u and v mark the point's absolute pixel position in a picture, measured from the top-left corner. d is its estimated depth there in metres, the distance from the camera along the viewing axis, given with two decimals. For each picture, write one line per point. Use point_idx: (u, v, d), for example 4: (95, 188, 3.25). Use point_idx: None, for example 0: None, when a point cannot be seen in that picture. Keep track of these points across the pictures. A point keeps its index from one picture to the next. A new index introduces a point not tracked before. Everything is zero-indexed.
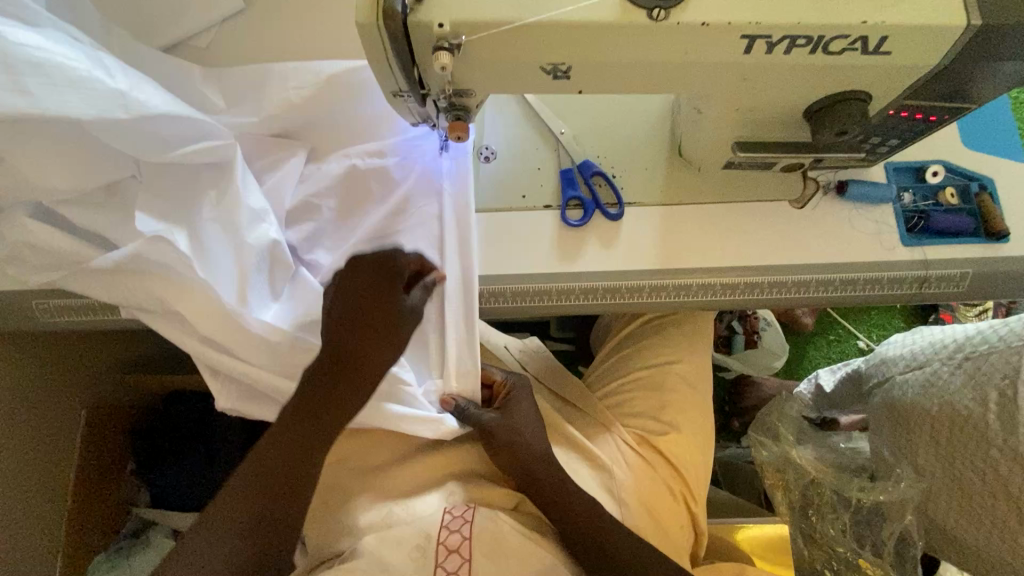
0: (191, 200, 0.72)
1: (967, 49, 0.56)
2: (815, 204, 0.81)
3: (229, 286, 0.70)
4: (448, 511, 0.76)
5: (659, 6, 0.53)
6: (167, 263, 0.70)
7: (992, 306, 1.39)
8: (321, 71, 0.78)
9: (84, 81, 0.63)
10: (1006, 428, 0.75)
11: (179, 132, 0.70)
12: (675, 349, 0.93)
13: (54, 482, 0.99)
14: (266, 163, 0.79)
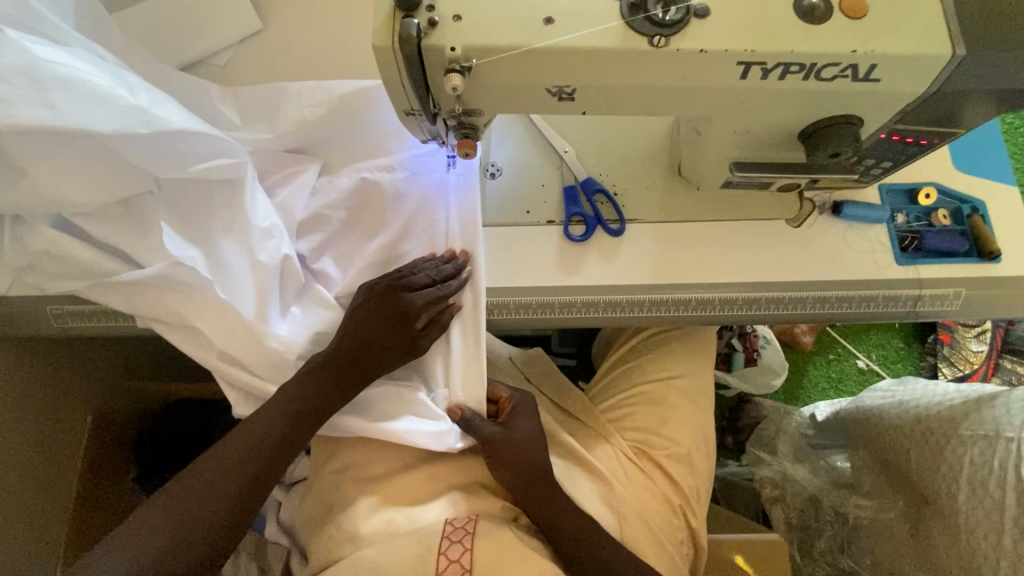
0: (210, 218, 0.76)
1: (953, 76, 0.58)
2: (811, 223, 0.84)
3: (246, 301, 0.74)
4: (449, 522, 0.77)
5: (659, 34, 0.56)
6: (188, 283, 0.74)
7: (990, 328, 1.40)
8: (335, 91, 0.82)
9: (106, 96, 0.66)
10: (952, 473, 0.82)
11: (197, 150, 0.73)
12: (675, 363, 0.95)
13: (56, 488, 1.00)
14: (279, 178, 0.82)
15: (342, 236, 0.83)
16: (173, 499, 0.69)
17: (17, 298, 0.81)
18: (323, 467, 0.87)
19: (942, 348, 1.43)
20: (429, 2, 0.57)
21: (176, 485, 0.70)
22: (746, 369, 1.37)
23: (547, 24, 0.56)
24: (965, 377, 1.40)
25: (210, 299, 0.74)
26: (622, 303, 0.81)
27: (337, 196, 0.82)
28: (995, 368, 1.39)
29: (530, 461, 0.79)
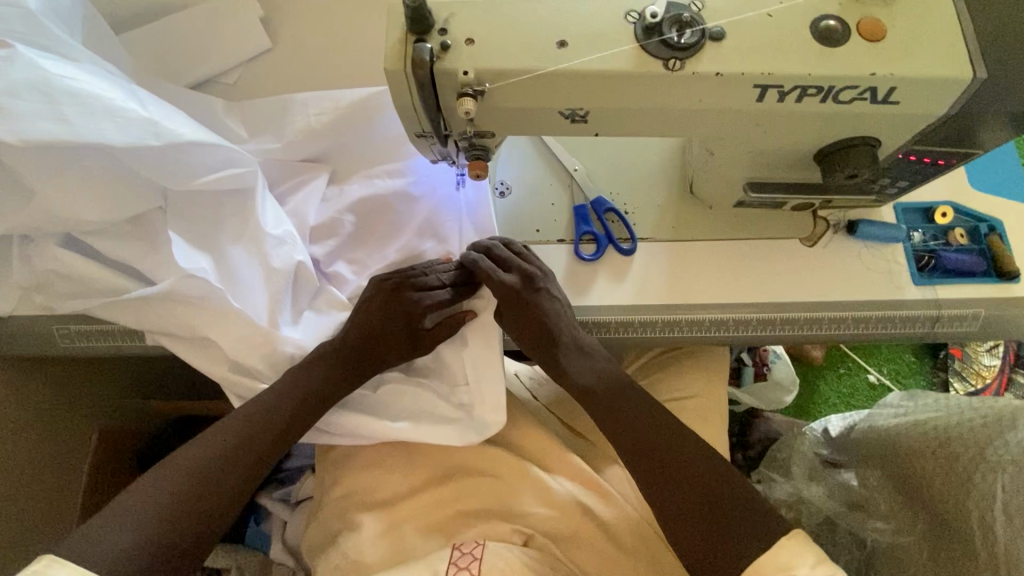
0: (217, 228, 0.75)
1: (974, 99, 0.57)
2: (826, 243, 0.82)
3: (259, 310, 0.74)
4: (457, 548, 0.76)
5: (675, 57, 0.55)
6: (196, 295, 0.72)
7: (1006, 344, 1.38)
8: (342, 99, 0.81)
9: (121, 112, 0.66)
10: (983, 494, 0.82)
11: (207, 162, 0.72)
12: (687, 383, 0.93)
13: (61, 506, 0.99)
14: (287, 185, 0.82)
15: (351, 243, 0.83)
16: (172, 471, 0.67)
17: (25, 317, 0.80)
18: (330, 489, 0.86)
19: (957, 364, 1.41)
20: (441, 26, 0.57)
21: (176, 458, 0.69)
22: (756, 384, 1.35)
23: (561, 48, 0.56)
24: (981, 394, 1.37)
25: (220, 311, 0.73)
26: (633, 323, 0.80)
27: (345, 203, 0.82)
28: (1011, 384, 1.36)
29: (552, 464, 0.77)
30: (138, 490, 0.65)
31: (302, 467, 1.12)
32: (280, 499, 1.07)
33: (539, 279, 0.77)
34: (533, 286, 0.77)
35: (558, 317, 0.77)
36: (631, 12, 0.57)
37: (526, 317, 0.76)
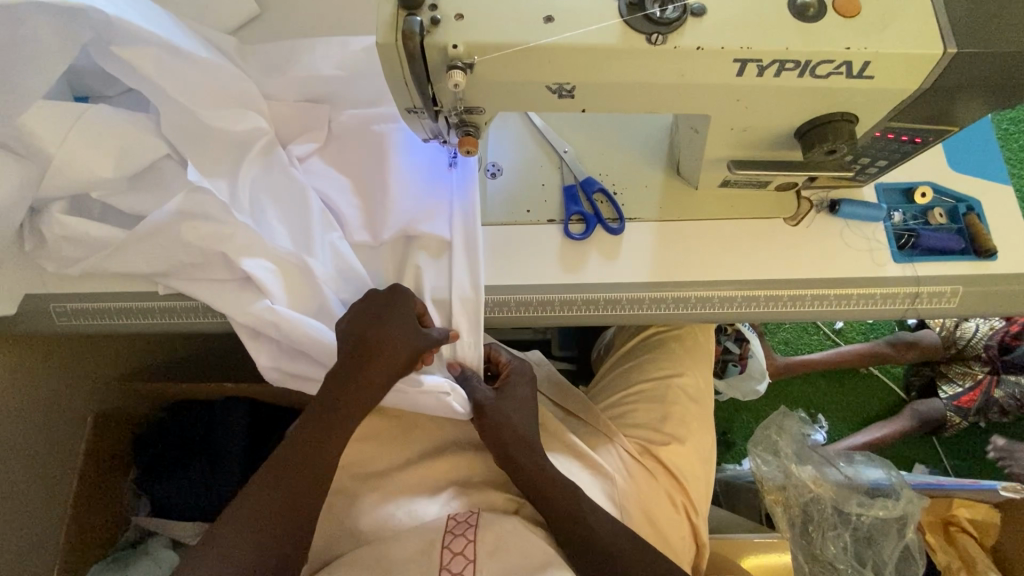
0: (234, 167, 0.82)
1: (946, 73, 0.59)
2: (809, 222, 0.85)
3: (254, 259, 0.78)
4: (453, 518, 0.77)
5: (657, 32, 0.57)
6: (211, 216, 0.79)
7: (981, 346, 1.40)
8: (346, 47, 0.88)
9: (163, 57, 0.78)
10: None
11: (224, 94, 0.83)
12: (676, 363, 0.95)
13: (58, 485, 1.00)
14: (299, 128, 0.88)
15: (362, 187, 0.86)
16: (245, 503, 0.76)
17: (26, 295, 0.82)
18: None
19: (940, 364, 1.47)
20: (431, 1, 0.58)
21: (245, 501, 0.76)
22: (736, 377, 1.36)
23: (547, 23, 0.58)
24: (966, 393, 1.42)
25: (234, 234, 0.78)
26: (622, 300, 0.82)
27: (355, 150, 0.88)
28: (997, 382, 1.40)
29: (515, 432, 0.80)
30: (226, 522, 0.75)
31: None
32: None
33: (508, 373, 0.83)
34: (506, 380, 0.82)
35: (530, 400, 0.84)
36: None
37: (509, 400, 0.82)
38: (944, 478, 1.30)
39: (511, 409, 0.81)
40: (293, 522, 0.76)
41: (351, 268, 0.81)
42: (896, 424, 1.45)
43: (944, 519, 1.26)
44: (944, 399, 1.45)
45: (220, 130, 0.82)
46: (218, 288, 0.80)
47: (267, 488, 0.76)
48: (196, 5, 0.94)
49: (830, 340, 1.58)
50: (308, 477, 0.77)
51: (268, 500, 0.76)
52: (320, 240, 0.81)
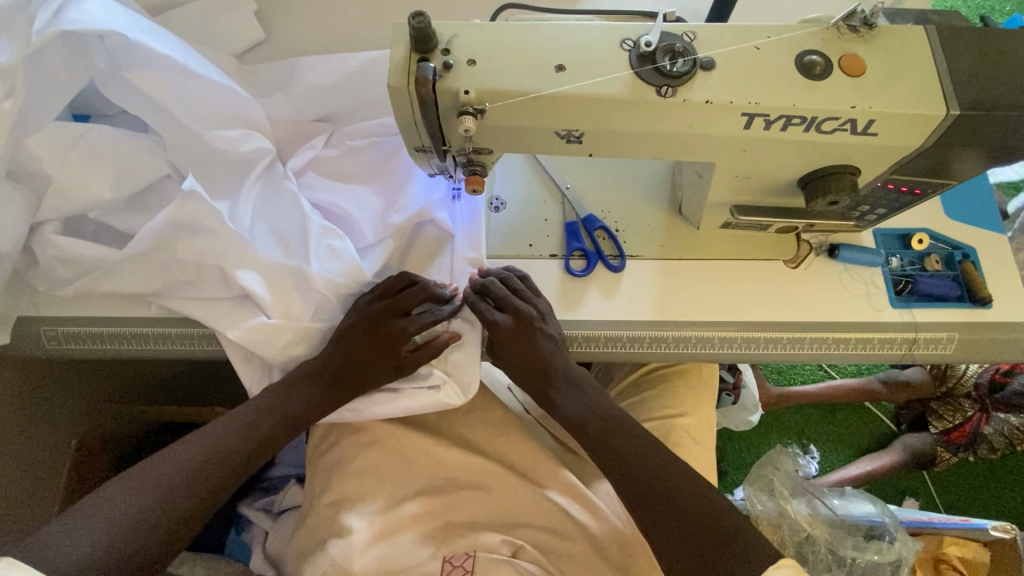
0: (235, 185, 0.82)
1: (947, 133, 0.60)
2: (808, 265, 0.85)
3: (251, 271, 0.77)
4: (448, 561, 0.80)
5: (667, 84, 0.58)
6: (204, 232, 0.76)
7: (971, 383, 1.40)
8: (347, 62, 0.88)
9: (173, 79, 0.77)
10: None
11: (225, 115, 0.82)
12: (674, 400, 0.95)
13: (39, 510, 0.97)
14: (299, 145, 0.89)
15: (360, 197, 0.85)
16: (196, 440, 0.75)
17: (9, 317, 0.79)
18: (318, 496, 0.86)
19: (932, 400, 1.46)
20: (444, 46, 0.59)
21: (196, 438, 0.75)
22: (728, 407, 1.36)
23: (559, 71, 0.58)
24: (955, 430, 1.42)
25: (227, 243, 0.76)
26: (622, 338, 0.81)
27: (357, 169, 0.88)
28: (987, 420, 1.39)
29: (554, 359, 0.79)
30: (170, 455, 0.73)
31: (289, 475, 1.17)
32: (262, 508, 1.10)
33: (534, 317, 0.79)
34: (530, 325, 0.79)
35: (553, 355, 0.79)
36: (626, 40, 0.59)
37: (526, 348, 0.79)
38: (935, 515, 1.30)
39: (531, 347, 0.79)
40: (223, 463, 0.74)
41: (346, 277, 0.79)
42: (886, 458, 1.46)
43: (934, 556, 1.25)
44: (933, 433, 1.45)
45: (221, 151, 0.81)
46: (214, 315, 0.79)
47: (224, 429, 0.76)
48: (201, 26, 0.93)
49: (823, 371, 1.59)
50: (243, 433, 0.76)
51: (195, 446, 0.74)
52: (315, 244, 0.78)
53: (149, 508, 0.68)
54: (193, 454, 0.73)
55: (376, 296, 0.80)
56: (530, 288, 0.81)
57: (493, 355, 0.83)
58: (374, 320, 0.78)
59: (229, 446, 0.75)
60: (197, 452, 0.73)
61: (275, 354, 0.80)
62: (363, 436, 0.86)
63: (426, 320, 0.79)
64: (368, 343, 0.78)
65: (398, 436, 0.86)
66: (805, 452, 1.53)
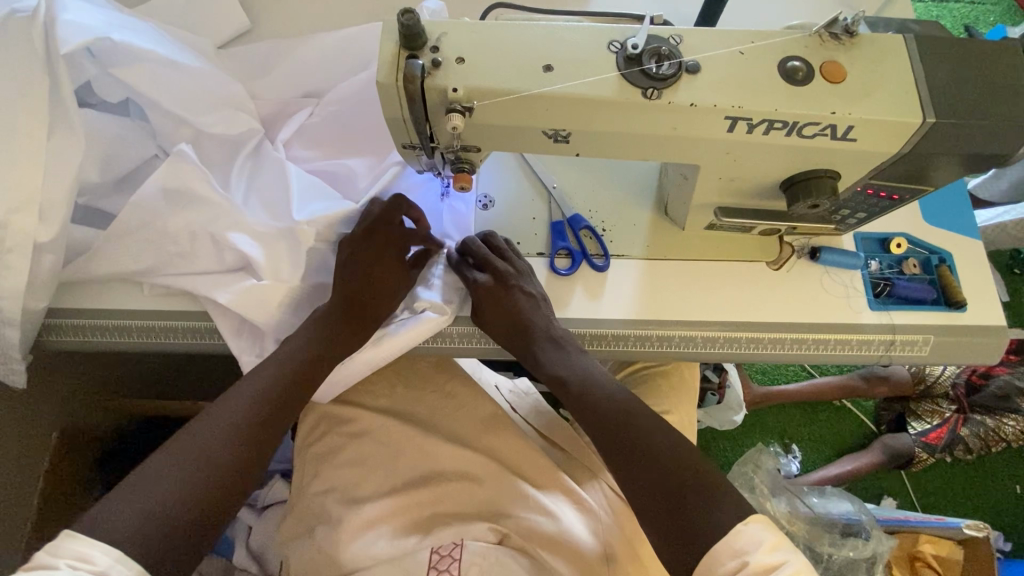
0: (225, 165, 0.84)
1: (924, 140, 0.62)
2: (790, 267, 0.87)
3: (242, 233, 0.77)
4: (436, 552, 0.79)
5: (653, 86, 0.59)
6: (192, 205, 0.77)
7: (950, 383, 1.48)
8: (330, 40, 0.89)
9: (157, 71, 0.79)
10: None
11: (209, 94, 0.83)
12: (658, 398, 0.96)
13: (29, 506, 0.95)
14: (284, 122, 0.90)
15: (347, 164, 0.87)
16: (225, 402, 0.72)
17: (27, 335, 0.75)
18: (304, 489, 0.86)
19: (911, 401, 1.52)
20: (433, 43, 0.59)
21: (223, 401, 0.72)
22: (714, 406, 1.40)
23: (547, 71, 0.59)
24: (934, 430, 1.48)
25: (218, 209, 0.77)
26: (606, 337, 0.83)
27: (342, 144, 0.89)
28: (963, 421, 1.47)
29: (534, 313, 0.81)
30: (201, 420, 0.70)
31: (272, 471, 1.18)
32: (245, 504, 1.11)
33: (511, 277, 0.81)
34: (506, 284, 0.81)
35: (532, 311, 0.81)
36: (613, 43, 0.60)
37: (508, 303, 0.81)
38: (910, 514, 1.33)
39: (512, 303, 0.81)
40: (256, 419, 0.71)
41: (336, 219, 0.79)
42: (865, 458, 1.49)
43: (909, 554, 1.29)
44: (913, 435, 1.49)
45: (210, 133, 0.83)
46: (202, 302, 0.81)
47: (249, 386, 0.73)
48: (187, 16, 0.92)
49: (805, 372, 1.62)
50: (269, 391, 0.73)
51: (230, 405, 0.71)
52: (304, 206, 0.79)
53: (195, 470, 0.65)
54: (223, 418, 0.70)
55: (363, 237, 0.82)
56: (512, 249, 0.85)
57: (477, 318, 0.83)
58: (370, 254, 0.81)
59: (257, 401, 0.72)
60: (229, 415, 0.70)
61: (269, 322, 0.80)
62: (354, 427, 0.88)
63: (419, 255, 0.84)
64: (360, 279, 0.80)
65: (387, 429, 0.87)
66: (786, 451, 1.56)
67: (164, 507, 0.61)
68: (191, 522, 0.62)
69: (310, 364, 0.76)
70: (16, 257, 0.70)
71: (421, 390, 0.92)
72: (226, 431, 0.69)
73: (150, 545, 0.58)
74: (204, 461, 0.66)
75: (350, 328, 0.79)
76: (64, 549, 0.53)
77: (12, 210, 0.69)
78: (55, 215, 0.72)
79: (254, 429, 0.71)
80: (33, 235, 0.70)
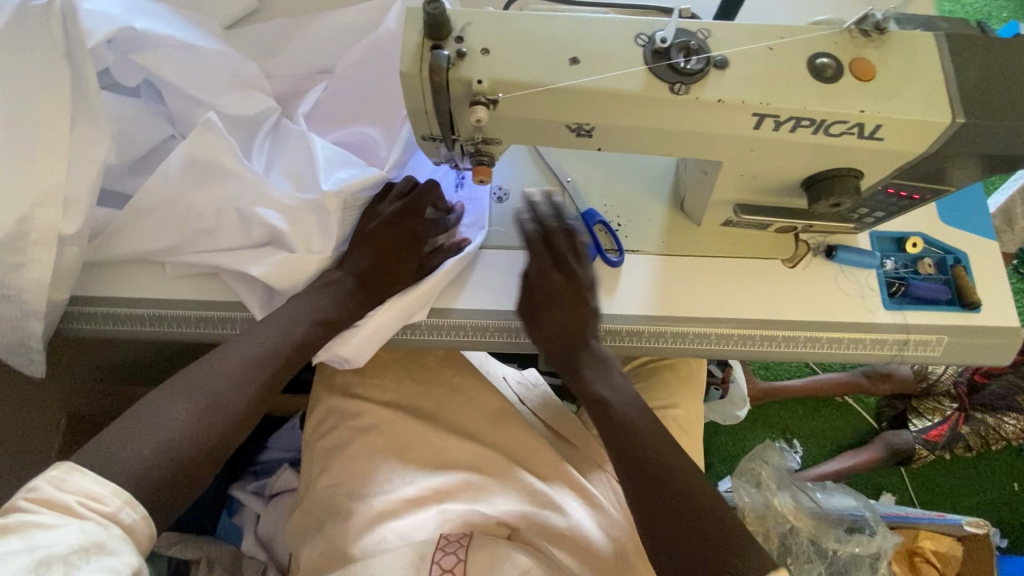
0: (246, 144, 0.84)
1: (950, 142, 0.61)
2: (805, 265, 0.87)
3: (269, 207, 0.77)
4: (444, 536, 0.78)
5: (681, 82, 0.58)
6: (208, 191, 0.77)
7: (951, 382, 1.49)
8: (345, 25, 0.88)
9: (175, 56, 0.78)
10: None
11: (227, 77, 0.82)
12: (670, 395, 0.96)
13: None
14: (300, 99, 0.90)
15: (366, 133, 0.86)
16: (237, 344, 0.73)
17: (49, 325, 0.75)
18: (317, 479, 0.86)
19: (913, 398, 1.53)
20: (458, 34, 0.58)
21: (235, 343, 0.73)
22: (716, 401, 1.40)
23: (573, 64, 0.58)
24: (935, 427, 1.49)
25: (243, 185, 0.77)
26: (621, 331, 0.83)
27: (359, 117, 0.87)
28: (965, 419, 1.48)
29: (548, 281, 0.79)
30: (212, 358, 0.72)
31: (280, 459, 1.18)
32: (254, 492, 1.12)
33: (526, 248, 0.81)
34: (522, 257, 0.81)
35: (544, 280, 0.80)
36: (640, 35, 0.59)
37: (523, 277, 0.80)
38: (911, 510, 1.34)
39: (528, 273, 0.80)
40: (268, 364, 0.73)
41: (362, 186, 0.79)
42: (867, 453, 1.50)
43: (910, 549, 1.29)
44: (915, 432, 1.51)
45: (228, 115, 0.82)
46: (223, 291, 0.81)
47: (260, 331, 0.75)
48: None
49: (809, 368, 1.63)
50: (276, 342, 0.74)
51: (242, 348, 0.73)
52: (331, 175, 0.78)
53: (202, 411, 0.67)
54: (228, 363, 0.71)
55: (389, 202, 0.82)
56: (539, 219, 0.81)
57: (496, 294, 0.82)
58: (392, 216, 0.81)
59: (269, 347, 0.73)
60: (237, 358, 0.72)
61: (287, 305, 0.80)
62: (369, 418, 0.88)
63: (438, 223, 0.84)
64: (383, 240, 0.80)
65: (402, 421, 0.88)
66: (789, 446, 1.57)
67: (172, 445, 0.63)
68: (195, 463, 0.64)
69: (323, 317, 0.77)
70: (41, 250, 0.69)
71: (434, 383, 0.93)
72: (236, 373, 0.71)
73: (149, 483, 0.60)
74: (214, 403, 0.68)
75: (371, 291, 0.79)
76: (73, 483, 0.55)
77: (36, 203, 0.68)
78: (72, 204, 0.71)
79: (264, 375, 0.72)
80: (56, 228, 0.69)
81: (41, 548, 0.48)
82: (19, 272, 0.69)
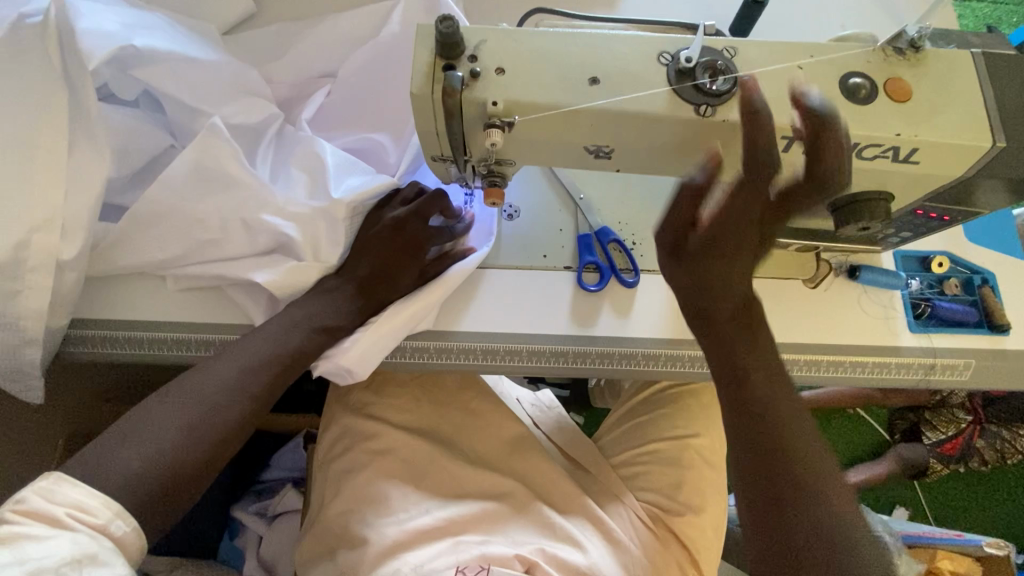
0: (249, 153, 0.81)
1: (989, 166, 0.58)
2: (827, 285, 0.83)
3: (275, 216, 0.73)
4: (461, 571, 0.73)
5: (706, 103, 0.55)
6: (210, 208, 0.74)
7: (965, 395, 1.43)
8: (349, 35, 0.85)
9: (176, 68, 0.76)
10: None
11: (229, 87, 0.80)
12: (687, 419, 0.93)
13: None
14: (303, 105, 0.87)
15: (373, 138, 0.83)
16: (235, 349, 0.70)
17: (46, 350, 0.72)
18: (324, 507, 0.83)
19: (925, 410, 1.47)
20: (472, 52, 0.55)
21: (234, 349, 0.70)
22: None
23: (593, 84, 0.55)
24: (949, 441, 1.44)
25: (246, 196, 0.74)
26: (638, 356, 0.79)
27: (366, 124, 0.84)
28: (979, 433, 1.42)
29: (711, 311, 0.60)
30: (209, 364, 0.68)
31: (283, 479, 1.15)
32: (256, 513, 1.09)
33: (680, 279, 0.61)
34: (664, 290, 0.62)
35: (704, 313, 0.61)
36: (664, 53, 0.56)
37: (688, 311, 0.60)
38: (929, 530, 1.31)
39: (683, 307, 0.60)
40: (267, 372, 0.69)
41: (374, 193, 0.75)
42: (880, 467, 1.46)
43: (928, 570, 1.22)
44: (927, 445, 1.46)
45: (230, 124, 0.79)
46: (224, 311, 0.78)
47: (260, 338, 0.71)
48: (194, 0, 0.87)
49: None
50: (274, 351, 0.70)
51: (240, 354, 0.69)
52: (340, 181, 0.75)
53: (198, 420, 0.63)
54: (225, 370, 0.68)
55: (395, 207, 0.79)
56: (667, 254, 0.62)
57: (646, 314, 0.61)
58: (396, 222, 0.77)
59: (269, 354, 0.70)
60: (236, 365, 0.68)
61: None
62: (377, 444, 0.85)
63: (445, 230, 0.80)
64: (387, 247, 0.76)
65: (410, 446, 0.85)
66: None
67: (164, 456, 0.60)
68: (189, 475, 0.61)
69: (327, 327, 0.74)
70: (39, 276, 0.67)
71: (442, 405, 0.90)
72: (235, 383, 0.67)
73: (139, 496, 0.57)
74: (210, 411, 0.65)
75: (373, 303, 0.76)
76: (63, 495, 0.52)
77: (34, 228, 0.65)
78: (69, 224, 0.68)
79: (264, 383, 0.69)
80: (55, 253, 0.67)
81: (33, 560, 0.45)
82: (16, 299, 0.66)
